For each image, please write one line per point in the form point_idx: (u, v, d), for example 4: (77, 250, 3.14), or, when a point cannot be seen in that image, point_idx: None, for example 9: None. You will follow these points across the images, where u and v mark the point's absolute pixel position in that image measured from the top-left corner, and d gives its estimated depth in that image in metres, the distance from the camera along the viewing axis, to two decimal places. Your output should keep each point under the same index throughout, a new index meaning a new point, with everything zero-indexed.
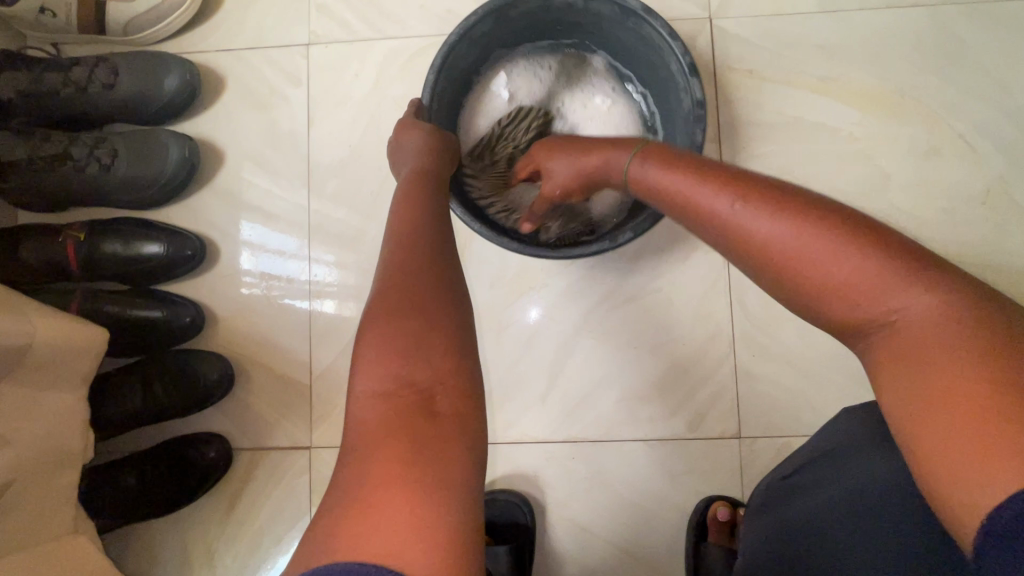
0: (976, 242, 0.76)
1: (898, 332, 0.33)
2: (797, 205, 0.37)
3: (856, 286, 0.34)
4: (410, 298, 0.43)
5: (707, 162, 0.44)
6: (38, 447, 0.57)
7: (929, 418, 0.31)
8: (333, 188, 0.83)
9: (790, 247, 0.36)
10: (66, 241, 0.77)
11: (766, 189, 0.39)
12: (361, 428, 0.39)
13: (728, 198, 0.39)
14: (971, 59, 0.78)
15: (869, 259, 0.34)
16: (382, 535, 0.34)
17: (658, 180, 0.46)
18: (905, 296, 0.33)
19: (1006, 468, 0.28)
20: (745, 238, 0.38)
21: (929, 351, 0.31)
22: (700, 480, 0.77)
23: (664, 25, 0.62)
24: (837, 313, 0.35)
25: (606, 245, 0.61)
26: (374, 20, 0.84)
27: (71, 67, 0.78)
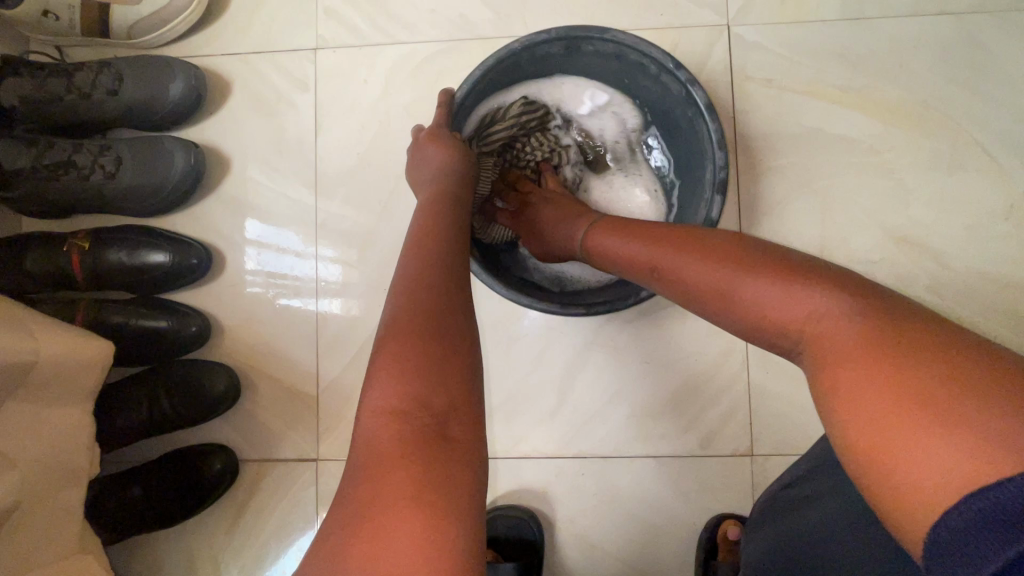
0: (998, 259, 0.75)
1: (812, 343, 0.35)
2: (711, 246, 0.42)
3: (765, 303, 0.37)
4: (426, 319, 0.42)
5: (647, 228, 0.51)
6: (45, 467, 0.56)
7: (864, 425, 0.30)
8: (341, 197, 0.81)
9: (708, 280, 0.41)
10: (70, 250, 0.76)
11: (686, 242, 0.45)
12: (370, 450, 0.37)
13: (652, 262, 0.47)
14: (999, 70, 0.76)
15: (778, 280, 0.37)
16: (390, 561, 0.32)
17: (612, 249, 0.53)
18: (803, 306, 0.35)
19: (946, 464, 0.27)
20: (673, 283, 0.44)
21: (846, 356, 0.32)
22: (712, 498, 0.75)
23: (719, 130, 0.62)
24: (766, 333, 0.38)
25: (554, 308, 0.64)
26: (384, 24, 0.82)
27: (75, 72, 0.76)
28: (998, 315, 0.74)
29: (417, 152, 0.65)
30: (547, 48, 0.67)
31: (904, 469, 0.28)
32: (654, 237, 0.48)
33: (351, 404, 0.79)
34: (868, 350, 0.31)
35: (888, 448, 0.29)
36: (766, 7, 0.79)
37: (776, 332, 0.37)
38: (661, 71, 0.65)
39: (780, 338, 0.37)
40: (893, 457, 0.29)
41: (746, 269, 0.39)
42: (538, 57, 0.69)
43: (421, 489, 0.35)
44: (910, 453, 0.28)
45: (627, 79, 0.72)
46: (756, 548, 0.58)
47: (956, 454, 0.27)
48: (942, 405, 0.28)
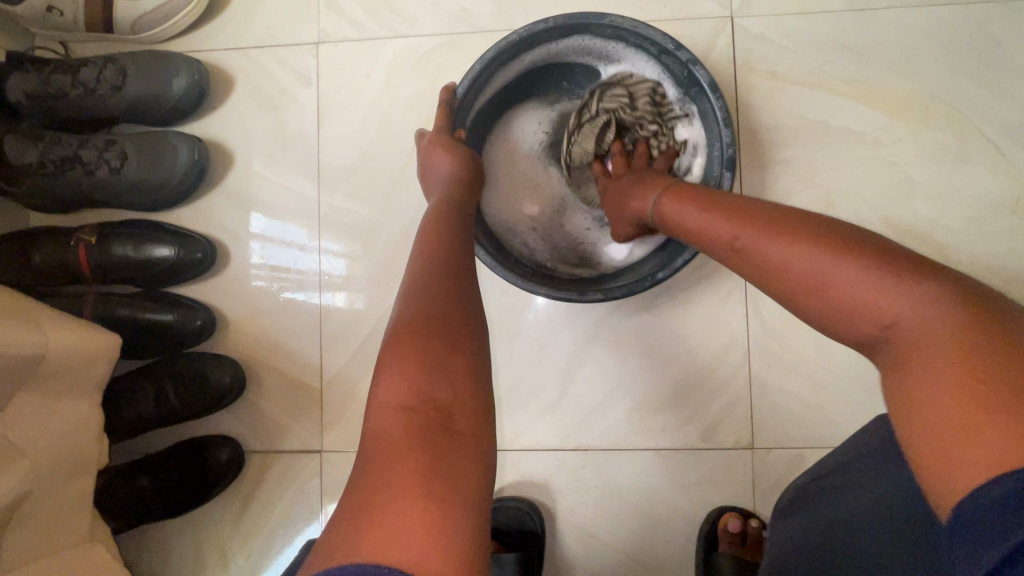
0: (1004, 252, 0.74)
1: (904, 338, 0.32)
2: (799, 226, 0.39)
3: (857, 292, 0.34)
4: (436, 317, 0.42)
5: (729, 198, 0.47)
6: (55, 457, 0.57)
7: (942, 411, 0.29)
8: (344, 190, 0.82)
9: (793, 258, 0.37)
10: (77, 245, 0.77)
11: (773, 216, 0.41)
12: (379, 438, 0.38)
13: (735, 235, 0.42)
14: (1006, 61, 0.75)
15: (875, 268, 0.34)
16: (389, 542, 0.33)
17: (688, 219, 0.48)
18: (898, 298, 0.33)
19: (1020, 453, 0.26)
20: (751, 257, 0.40)
21: (937, 347, 0.31)
22: (712, 491, 0.76)
23: (724, 107, 0.63)
24: (841, 326, 0.35)
25: (571, 295, 0.65)
26: (386, 17, 0.82)
27: (79, 67, 0.77)
28: None
29: (424, 156, 0.65)
30: (548, 34, 0.66)
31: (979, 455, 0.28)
32: (741, 210, 0.44)
33: (355, 396, 0.80)
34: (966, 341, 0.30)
35: (960, 433, 0.28)
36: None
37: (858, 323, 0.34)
38: (660, 53, 0.66)
39: (855, 329, 0.35)
40: (965, 445, 0.28)
41: (842, 251, 0.36)
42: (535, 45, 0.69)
43: (427, 480, 0.36)
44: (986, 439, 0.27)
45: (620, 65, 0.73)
46: (780, 538, 0.58)
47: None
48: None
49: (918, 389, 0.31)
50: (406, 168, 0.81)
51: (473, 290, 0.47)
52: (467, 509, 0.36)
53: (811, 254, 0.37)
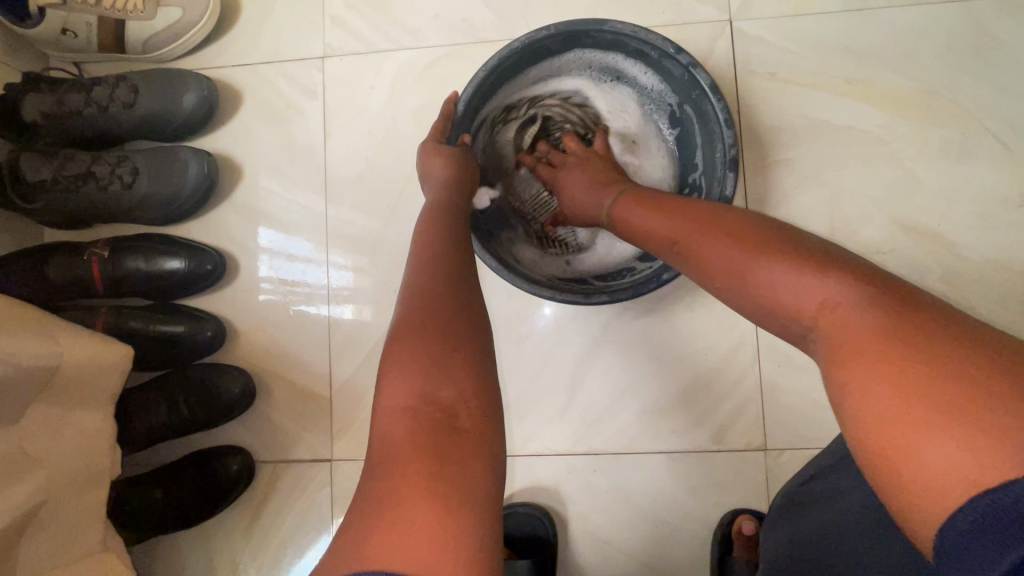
0: (1012, 247, 0.73)
1: (826, 332, 0.35)
2: (731, 228, 0.42)
3: (783, 295, 0.37)
4: (435, 319, 0.43)
5: (668, 202, 0.50)
6: (69, 466, 0.58)
7: (880, 421, 0.30)
8: (350, 200, 0.83)
9: (724, 264, 0.41)
10: (91, 259, 0.78)
11: (710, 218, 0.45)
12: (385, 440, 0.38)
13: (675, 237, 0.46)
14: (1006, 56, 0.75)
15: (790, 268, 0.37)
16: (401, 545, 0.33)
17: (631, 224, 0.52)
18: (816, 293, 0.35)
19: (959, 461, 0.27)
20: (695, 262, 0.44)
21: (855, 347, 0.32)
22: (725, 494, 0.75)
23: (725, 108, 0.63)
24: (779, 317, 0.38)
25: (577, 298, 0.64)
26: (389, 31, 0.83)
27: (92, 86, 0.79)
28: (1013, 303, 0.73)
29: (421, 164, 0.65)
30: (548, 41, 0.67)
31: (919, 467, 0.28)
32: (680, 212, 0.47)
33: (363, 403, 0.81)
34: (874, 332, 0.32)
35: (902, 446, 0.29)
36: (768, 2, 0.79)
37: (785, 318, 0.37)
38: (662, 56, 0.66)
39: (791, 328, 0.38)
40: (904, 455, 0.29)
41: (767, 252, 0.39)
42: (537, 53, 0.69)
43: (434, 481, 0.36)
44: (923, 447, 0.28)
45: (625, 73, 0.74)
46: (772, 547, 0.58)
47: (962, 449, 0.27)
48: (964, 402, 0.28)
49: (854, 404, 0.31)
50: (411, 177, 0.82)
51: (473, 289, 0.47)
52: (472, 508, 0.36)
53: (740, 265, 0.40)
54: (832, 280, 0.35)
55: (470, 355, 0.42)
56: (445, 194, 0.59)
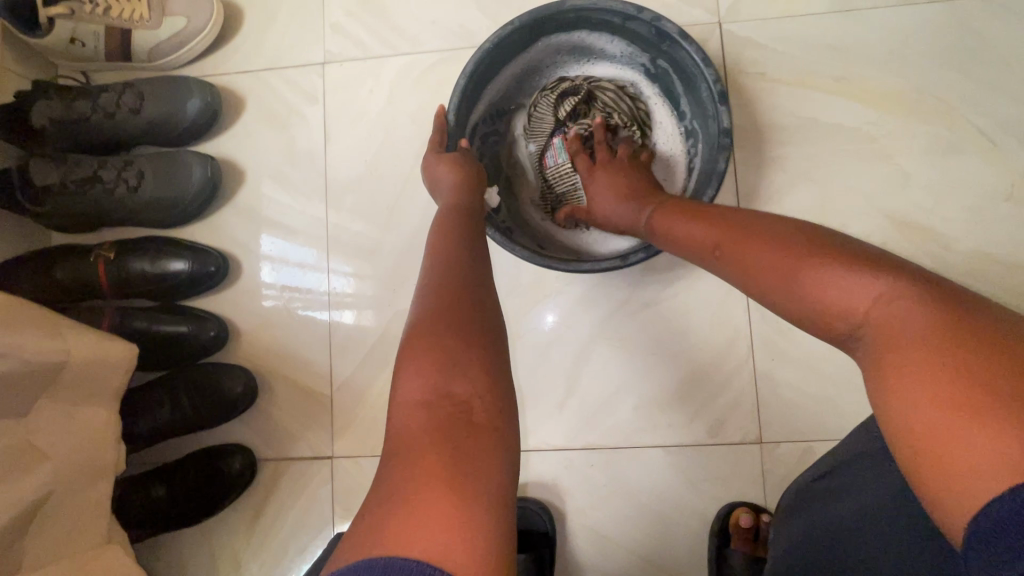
0: (1001, 239, 0.75)
1: (874, 332, 0.33)
2: (766, 232, 0.40)
3: (828, 298, 0.35)
4: (450, 316, 0.44)
5: (706, 209, 0.49)
6: (75, 459, 0.59)
7: (925, 423, 0.29)
8: (350, 202, 0.84)
9: (765, 265, 0.39)
10: (97, 261, 0.80)
11: (747, 224, 0.43)
12: (402, 433, 0.39)
13: (714, 243, 0.44)
14: (990, 53, 0.77)
15: (838, 268, 0.35)
16: (415, 532, 0.33)
17: (668, 232, 0.51)
18: (866, 292, 0.33)
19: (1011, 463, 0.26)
20: (734, 266, 0.42)
21: (904, 348, 0.31)
22: (723, 487, 0.76)
23: (699, 49, 0.65)
24: (819, 322, 0.36)
25: (615, 261, 0.66)
26: (387, 37, 0.85)
27: (100, 93, 0.81)
28: (1003, 294, 0.73)
29: (428, 175, 0.67)
30: (518, 35, 0.70)
31: (945, 466, 0.28)
32: (720, 220, 0.45)
33: (364, 401, 0.82)
34: (930, 335, 0.30)
35: (947, 447, 0.28)
36: (756, 4, 0.81)
37: (824, 323, 0.35)
38: (625, 21, 0.69)
39: (828, 330, 0.36)
40: (948, 456, 0.27)
41: (801, 254, 0.37)
42: (511, 50, 0.73)
43: (450, 474, 0.36)
44: (972, 449, 0.27)
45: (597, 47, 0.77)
46: (781, 545, 0.57)
47: (1014, 451, 0.26)
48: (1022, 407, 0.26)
49: (896, 404, 0.30)
50: (410, 179, 0.84)
51: (485, 287, 0.48)
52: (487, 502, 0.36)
53: (783, 267, 0.37)
54: (885, 283, 0.33)
55: (485, 352, 0.43)
56: (454, 197, 0.61)
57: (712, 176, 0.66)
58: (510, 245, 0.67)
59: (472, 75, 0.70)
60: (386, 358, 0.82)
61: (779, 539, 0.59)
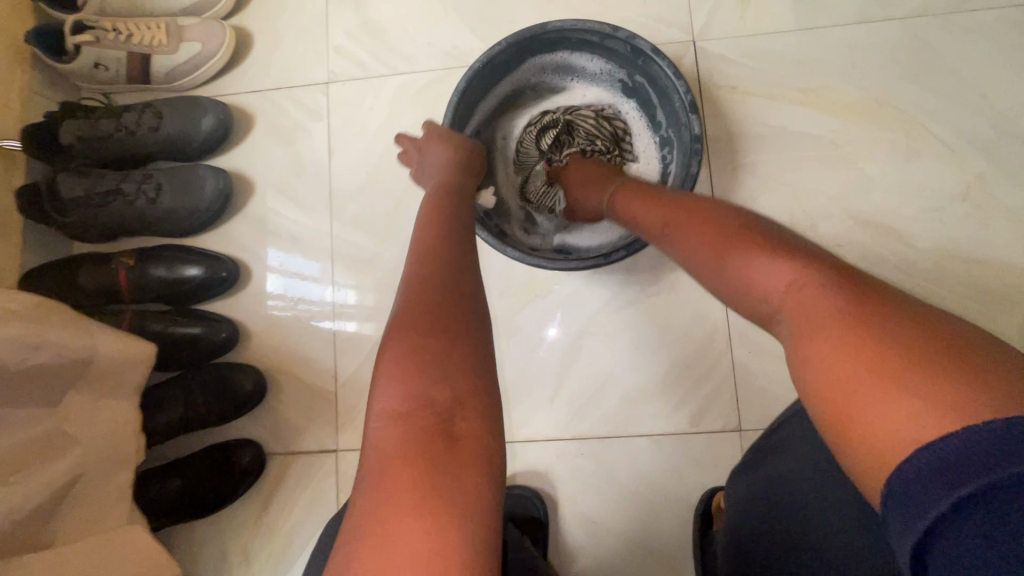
0: (959, 237, 0.80)
1: (790, 314, 0.37)
2: (707, 216, 0.47)
3: (751, 282, 0.40)
4: (429, 317, 0.43)
5: (657, 191, 0.58)
6: (99, 446, 0.64)
7: (835, 397, 0.32)
8: (352, 211, 0.90)
9: (700, 249, 0.45)
10: (118, 267, 0.86)
11: (688, 207, 0.51)
12: (379, 448, 0.38)
13: (660, 221, 0.52)
14: (944, 66, 0.83)
15: (755, 251, 0.41)
16: (391, 556, 0.33)
17: (626, 211, 0.60)
18: (784, 275, 0.38)
19: (908, 428, 0.28)
20: (676, 245, 0.49)
21: (810, 328, 0.35)
22: (705, 474, 0.80)
23: (670, 64, 0.71)
24: (748, 302, 0.41)
25: (599, 260, 0.72)
26: (386, 58, 0.92)
27: (122, 113, 0.88)
28: (962, 288, 0.79)
29: (422, 152, 0.73)
30: (505, 54, 0.77)
31: (872, 423, 0.30)
32: (666, 202, 0.54)
33: (367, 397, 0.87)
34: (829, 315, 0.34)
35: (854, 415, 0.31)
36: (727, 24, 0.87)
37: (754, 304, 0.40)
38: (603, 38, 0.76)
39: (758, 310, 0.40)
40: (859, 425, 0.30)
41: (733, 238, 0.43)
42: (498, 68, 0.79)
43: (427, 492, 0.35)
44: (874, 417, 0.30)
45: (577, 64, 0.83)
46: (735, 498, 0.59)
47: (905, 416, 0.29)
48: (909, 377, 0.30)
49: (815, 383, 0.33)
50: (409, 189, 0.90)
51: (467, 287, 0.47)
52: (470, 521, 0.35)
53: (715, 253, 0.43)
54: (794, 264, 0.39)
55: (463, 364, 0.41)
56: (441, 178, 0.65)
57: (684, 178, 0.73)
58: (504, 248, 0.72)
59: (464, 91, 0.76)
60: None
61: (728, 488, 0.61)
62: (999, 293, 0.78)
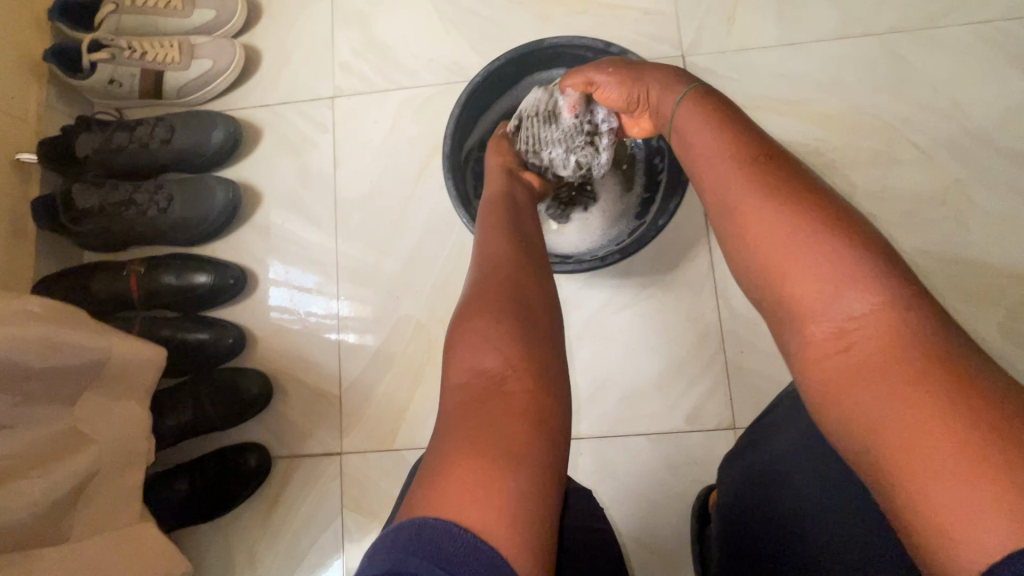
0: (939, 239, 0.84)
1: (866, 334, 0.36)
2: (781, 179, 0.42)
3: (812, 296, 0.38)
4: (491, 300, 0.51)
5: (737, 116, 0.49)
6: (113, 447, 0.66)
7: (905, 456, 0.32)
8: (356, 219, 0.94)
9: (769, 234, 0.40)
10: (129, 275, 0.88)
11: (764, 151, 0.45)
12: (449, 408, 0.46)
13: (757, 149, 0.45)
14: (919, 78, 0.88)
15: (836, 254, 0.37)
16: (449, 498, 0.39)
17: (692, 125, 0.50)
18: (858, 288, 0.36)
19: (1004, 522, 0.28)
20: (734, 219, 0.43)
21: (888, 377, 0.34)
22: (702, 471, 0.82)
23: None
24: (794, 293, 0.39)
25: (597, 263, 0.78)
26: (390, 73, 0.96)
27: (135, 126, 0.91)
28: (944, 288, 0.82)
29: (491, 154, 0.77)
30: (504, 70, 0.82)
31: (932, 491, 0.31)
32: (750, 139, 0.46)
33: (371, 400, 0.89)
34: (915, 369, 0.33)
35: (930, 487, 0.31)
36: (715, 39, 0.92)
37: (807, 319, 0.38)
38: (596, 53, 0.80)
39: (812, 320, 0.38)
40: (929, 492, 0.31)
41: (794, 209, 0.40)
42: (496, 81, 0.84)
43: (483, 448, 0.41)
44: (960, 498, 0.30)
45: None
46: (727, 490, 0.61)
47: (994, 502, 0.29)
48: (1004, 461, 0.29)
49: (887, 444, 0.33)
50: (411, 197, 0.93)
51: (521, 279, 0.54)
52: (526, 481, 0.41)
53: (787, 249, 0.39)
54: (875, 282, 0.36)
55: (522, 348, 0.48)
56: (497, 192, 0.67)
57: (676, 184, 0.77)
58: None
59: (464, 103, 0.81)
60: (390, 359, 0.89)
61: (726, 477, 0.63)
62: (980, 292, 0.82)
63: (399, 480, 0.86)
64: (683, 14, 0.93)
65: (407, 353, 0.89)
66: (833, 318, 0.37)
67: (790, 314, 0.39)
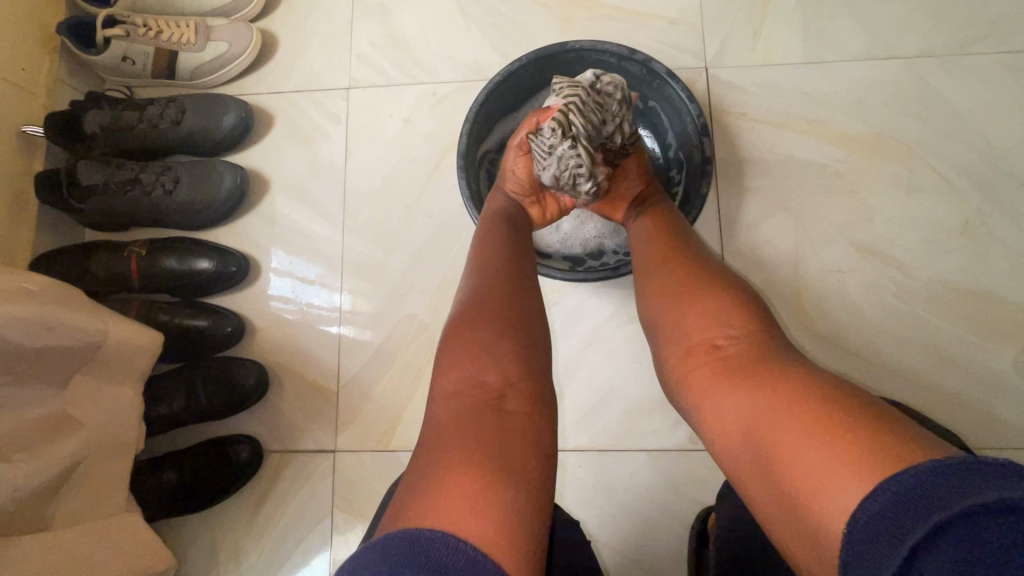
0: (957, 269, 0.82)
1: (740, 345, 0.46)
2: (688, 257, 0.55)
3: (708, 321, 0.48)
4: (488, 312, 0.49)
5: (680, 225, 0.62)
6: (102, 432, 0.64)
7: (792, 447, 0.37)
8: (364, 213, 0.92)
9: (673, 286, 0.52)
10: (130, 256, 0.87)
11: (684, 245, 0.57)
12: (434, 421, 0.44)
13: (689, 248, 0.57)
14: (946, 105, 0.86)
15: (718, 292, 0.49)
16: (440, 507, 0.37)
17: (642, 225, 0.64)
18: (740, 319, 0.47)
19: (852, 478, 0.33)
20: (648, 281, 0.55)
21: (749, 383, 0.42)
22: (700, 491, 0.80)
23: (685, 89, 0.77)
24: (691, 323, 0.49)
25: (608, 273, 0.77)
26: (408, 68, 0.95)
27: (146, 105, 0.90)
28: (957, 320, 0.81)
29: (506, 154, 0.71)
30: (525, 72, 0.81)
31: (817, 479, 0.35)
32: (678, 238, 0.59)
33: (368, 398, 0.87)
34: (761, 375, 0.42)
35: (792, 466, 0.37)
36: (740, 53, 0.91)
37: (691, 338, 0.48)
38: (621, 61, 0.79)
39: (696, 342, 0.48)
40: (820, 480, 0.35)
41: (694, 273, 0.52)
42: (515, 85, 0.82)
43: (474, 456, 0.40)
44: (814, 469, 0.35)
45: None
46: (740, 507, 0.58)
47: (840, 460, 0.34)
48: (862, 435, 0.35)
49: (762, 445, 0.39)
50: (422, 195, 0.91)
51: (519, 293, 0.53)
52: (520, 491, 0.40)
53: (689, 293, 0.51)
54: (742, 315, 0.47)
55: (519, 361, 0.48)
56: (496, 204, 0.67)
57: (696, 199, 0.79)
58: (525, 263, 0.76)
59: (482, 102, 0.79)
60: (390, 357, 0.88)
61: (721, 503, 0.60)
62: (995, 327, 0.80)
63: (392, 482, 0.84)
64: (709, 25, 0.91)
65: (408, 353, 0.87)
66: (713, 338, 0.47)
67: (683, 336, 0.49)
